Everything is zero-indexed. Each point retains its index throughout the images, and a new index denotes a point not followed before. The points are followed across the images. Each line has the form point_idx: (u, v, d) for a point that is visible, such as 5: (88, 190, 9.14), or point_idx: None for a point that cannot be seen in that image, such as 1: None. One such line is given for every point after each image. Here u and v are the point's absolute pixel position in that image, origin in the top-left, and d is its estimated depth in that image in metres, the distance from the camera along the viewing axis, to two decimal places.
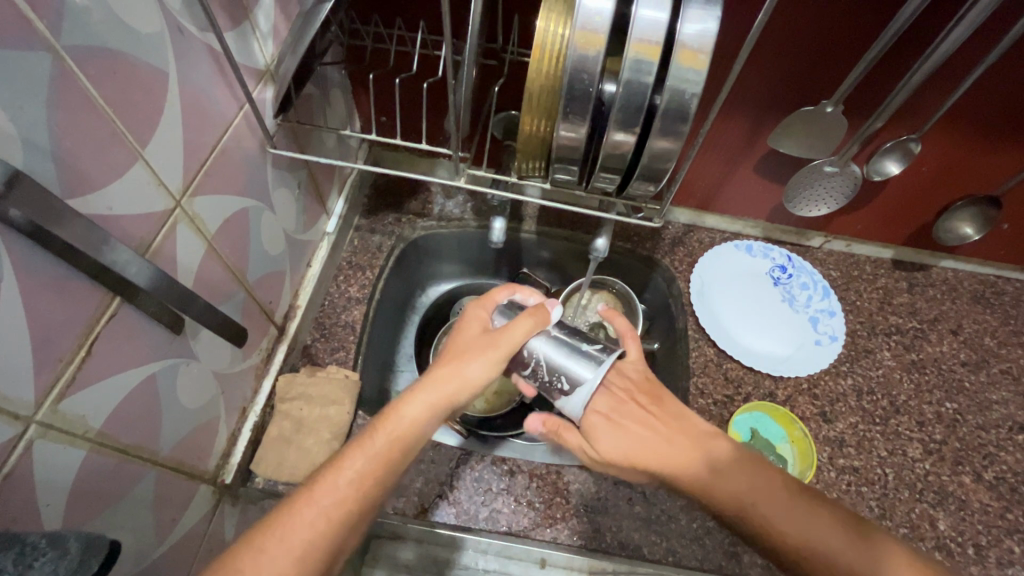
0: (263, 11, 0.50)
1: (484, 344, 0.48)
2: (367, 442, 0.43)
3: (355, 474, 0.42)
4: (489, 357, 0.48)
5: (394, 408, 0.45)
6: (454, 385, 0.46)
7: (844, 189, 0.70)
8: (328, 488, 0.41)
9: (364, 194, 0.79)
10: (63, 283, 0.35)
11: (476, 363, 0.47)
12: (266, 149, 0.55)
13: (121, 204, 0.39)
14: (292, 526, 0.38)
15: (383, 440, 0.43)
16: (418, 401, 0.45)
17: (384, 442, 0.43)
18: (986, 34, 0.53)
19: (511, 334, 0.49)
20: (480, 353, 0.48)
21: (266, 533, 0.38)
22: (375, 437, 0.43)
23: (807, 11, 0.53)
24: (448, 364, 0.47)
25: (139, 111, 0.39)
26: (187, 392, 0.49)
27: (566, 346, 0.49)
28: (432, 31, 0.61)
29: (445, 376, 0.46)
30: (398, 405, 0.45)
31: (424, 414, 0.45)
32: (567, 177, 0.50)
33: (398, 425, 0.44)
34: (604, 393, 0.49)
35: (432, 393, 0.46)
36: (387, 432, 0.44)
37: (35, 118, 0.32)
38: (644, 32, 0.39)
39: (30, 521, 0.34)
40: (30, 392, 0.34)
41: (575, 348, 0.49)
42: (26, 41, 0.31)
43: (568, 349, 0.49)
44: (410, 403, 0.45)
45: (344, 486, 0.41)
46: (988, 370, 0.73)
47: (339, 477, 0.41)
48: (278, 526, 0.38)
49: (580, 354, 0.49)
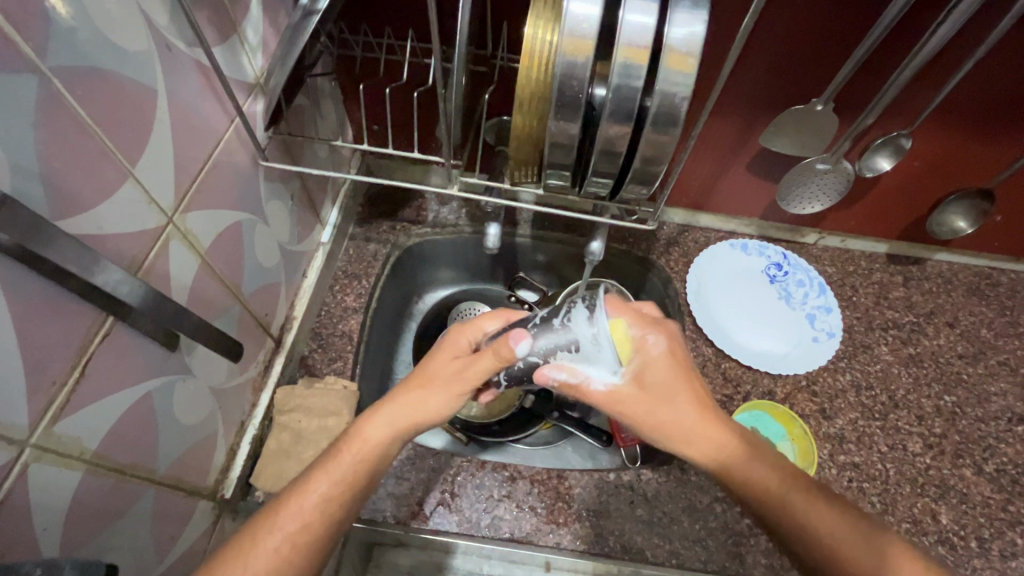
0: (251, 25, 0.50)
1: (450, 375, 0.48)
2: (333, 463, 0.45)
3: (318, 499, 0.43)
4: (449, 391, 0.47)
5: (358, 434, 0.46)
6: (415, 412, 0.47)
7: (837, 186, 0.70)
8: (291, 514, 0.42)
9: (358, 203, 0.79)
10: (55, 305, 0.34)
11: (440, 400, 0.47)
12: (257, 163, 0.55)
13: (112, 222, 0.38)
14: (252, 558, 0.40)
15: (343, 465, 0.45)
16: (382, 423, 0.46)
17: (353, 459, 0.45)
18: (971, 30, 0.53)
19: (474, 368, 0.47)
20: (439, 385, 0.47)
21: (227, 565, 0.40)
22: (340, 459, 0.45)
23: (794, 10, 0.53)
24: (411, 390, 0.48)
25: (128, 128, 0.39)
26: (184, 409, 0.49)
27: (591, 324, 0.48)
28: (422, 39, 0.61)
29: (402, 410, 0.47)
30: (361, 431, 0.46)
31: (382, 436, 0.46)
32: (561, 182, 0.50)
33: (363, 450, 0.46)
34: (672, 355, 0.49)
35: (395, 416, 0.47)
36: (348, 459, 0.45)
37: (22, 140, 0.32)
38: (632, 37, 0.39)
39: (27, 544, 0.34)
40: (24, 416, 0.33)
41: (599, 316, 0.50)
42: (12, 63, 0.30)
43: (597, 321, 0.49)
44: (372, 432, 0.46)
45: (310, 509, 0.43)
46: (985, 362, 0.73)
47: (304, 500, 0.43)
48: (241, 555, 0.40)
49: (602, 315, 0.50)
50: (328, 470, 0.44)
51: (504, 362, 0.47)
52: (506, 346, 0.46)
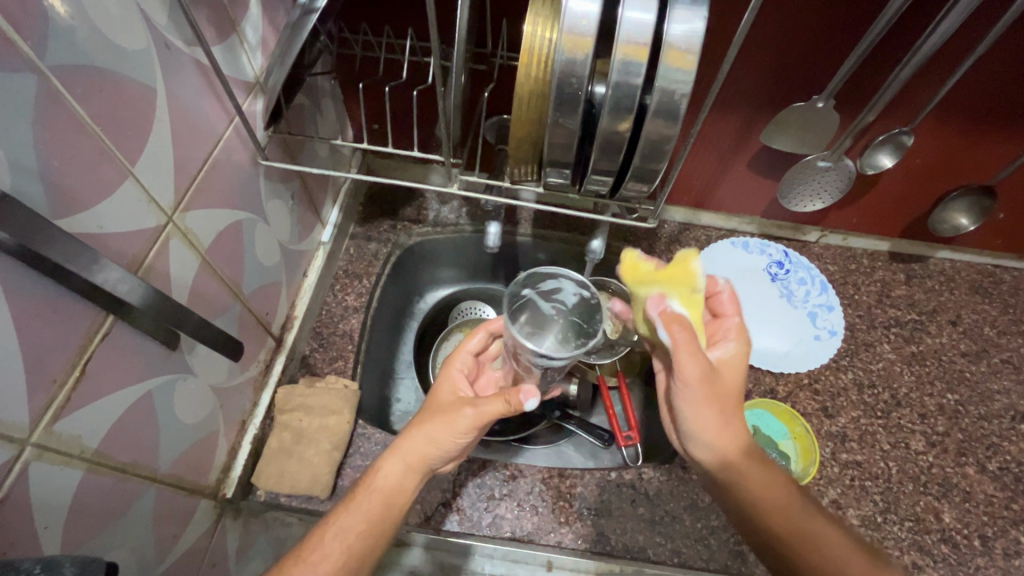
0: (250, 23, 0.50)
1: (452, 412, 0.46)
2: (353, 503, 0.45)
3: (340, 538, 0.44)
4: (452, 428, 0.45)
5: (373, 473, 0.46)
6: (425, 448, 0.46)
7: (838, 183, 0.70)
8: (317, 556, 0.43)
9: (358, 202, 0.79)
10: (55, 304, 0.35)
11: (443, 436, 0.45)
12: (257, 162, 0.55)
13: (111, 222, 0.38)
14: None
15: (364, 504, 0.45)
16: (391, 462, 0.46)
17: (369, 503, 0.45)
18: (972, 27, 0.53)
19: (479, 409, 0.45)
20: (443, 422, 0.46)
21: None
22: (358, 498, 0.45)
23: (795, 7, 0.53)
24: (415, 428, 0.47)
25: (127, 127, 0.39)
26: (184, 408, 0.49)
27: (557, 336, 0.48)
28: (421, 38, 0.61)
29: (408, 447, 0.46)
30: (375, 470, 0.46)
31: (398, 479, 0.46)
32: (560, 180, 0.50)
33: (377, 487, 0.46)
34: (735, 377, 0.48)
35: (403, 453, 0.46)
36: (368, 497, 0.45)
37: (21, 139, 0.32)
38: (631, 34, 0.39)
39: (27, 542, 0.34)
40: (24, 415, 0.33)
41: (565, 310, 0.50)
42: (11, 62, 0.30)
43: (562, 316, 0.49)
44: (383, 471, 0.46)
45: (334, 553, 0.43)
46: (988, 360, 0.73)
47: (328, 541, 0.44)
48: None
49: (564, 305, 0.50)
50: (347, 512, 0.45)
51: (511, 409, 0.45)
52: (514, 396, 0.44)
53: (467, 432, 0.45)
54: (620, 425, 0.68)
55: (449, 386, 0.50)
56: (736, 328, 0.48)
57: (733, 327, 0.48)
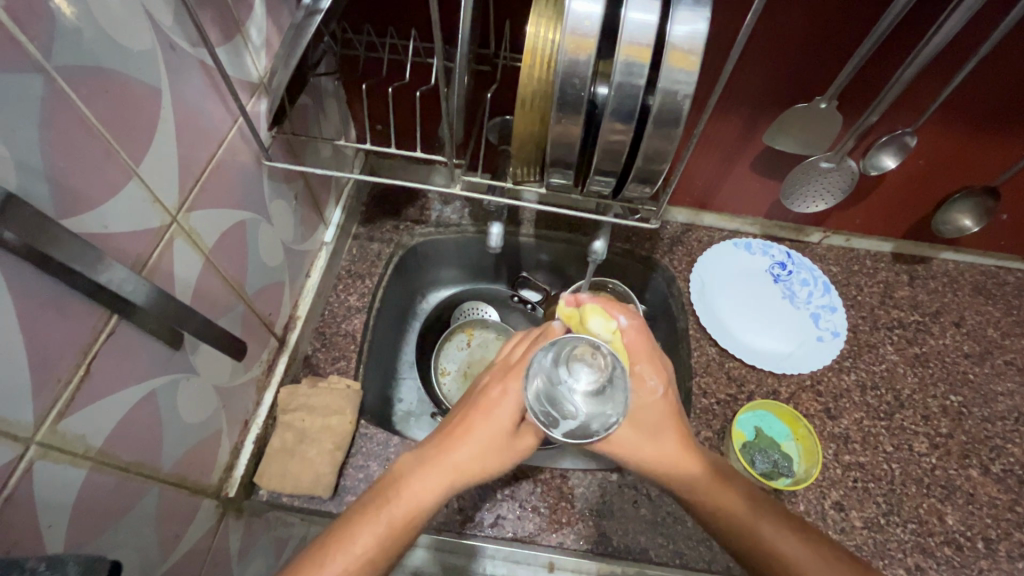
0: (254, 24, 0.51)
1: (504, 429, 0.47)
2: (381, 514, 0.42)
3: (363, 552, 0.41)
4: (501, 447, 0.47)
5: (409, 484, 0.44)
6: (471, 465, 0.45)
7: (841, 184, 0.69)
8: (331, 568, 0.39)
9: (361, 203, 0.79)
10: (61, 303, 0.35)
11: (489, 456, 0.46)
12: (261, 162, 0.55)
13: (116, 221, 0.39)
14: None
15: (392, 519, 0.42)
16: (433, 474, 0.45)
17: (393, 515, 0.42)
18: (975, 29, 0.53)
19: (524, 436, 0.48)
20: (505, 446, 0.47)
21: None
22: (389, 511, 0.43)
23: (799, 7, 0.53)
24: (466, 440, 0.46)
25: (131, 128, 0.39)
26: (188, 407, 0.49)
27: (593, 389, 0.45)
28: (424, 39, 0.61)
29: (455, 461, 0.45)
30: (411, 483, 0.44)
31: (438, 489, 0.44)
32: (562, 181, 0.50)
33: (413, 503, 0.43)
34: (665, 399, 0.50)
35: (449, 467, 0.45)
36: (397, 513, 0.43)
37: (27, 140, 0.32)
38: (634, 34, 0.39)
39: (32, 541, 0.34)
40: (28, 413, 0.34)
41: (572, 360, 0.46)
42: (17, 63, 0.31)
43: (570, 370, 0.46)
44: (423, 484, 0.44)
45: (348, 566, 0.40)
46: (992, 362, 0.73)
47: (348, 555, 0.40)
48: None
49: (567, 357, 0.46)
50: (365, 519, 0.42)
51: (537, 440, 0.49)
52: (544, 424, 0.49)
53: (517, 462, 0.48)
54: None
55: (520, 399, 0.48)
56: (655, 370, 0.52)
57: (652, 371, 0.52)
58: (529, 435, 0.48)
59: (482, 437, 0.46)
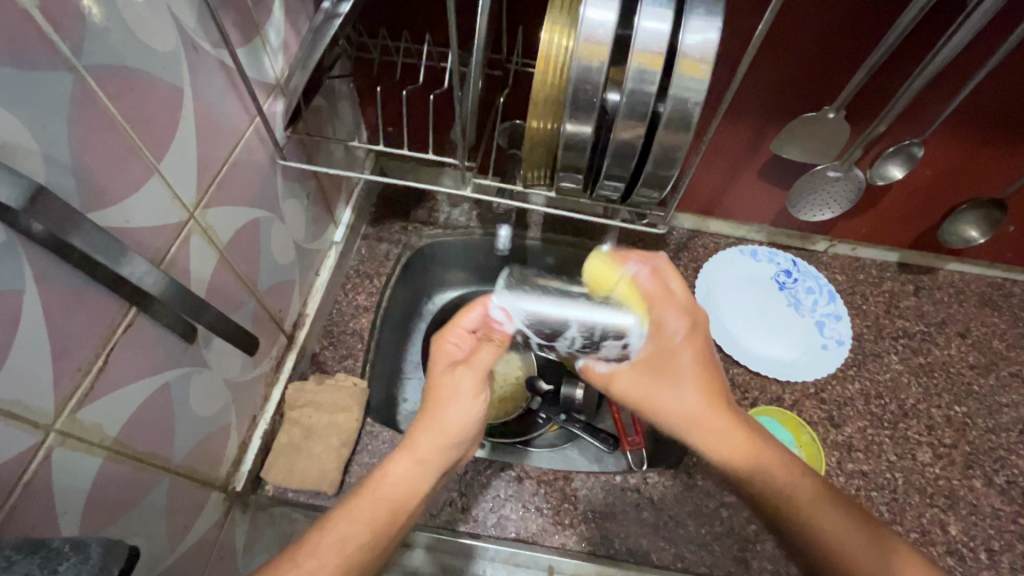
0: (273, 27, 0.52)
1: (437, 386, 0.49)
2: (360, 502, 0.43)
3: (339, 538, 0.41)
4: (438, 406, 0.48)
5: (383, 468, 0.45)
6: (426, 438, 0.47)
7: (848, 194, 0.71)
8: (311, 553, 0.39)
9: (371, 204, 0.81)
10: (82, 295, 0.36)
11: (431, 418, 0.48)
12: (276, 161, 0.57)
13: (137, 216, 0.39)
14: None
15: (378, 508, 0.43)
16: (403, 456, 0.46)
17: (375, 506, 0.43)
18: (983, 42, 0.54)
19: (467, 382, 0.49)
20: (458, 394, 0.48)
21: None
22: (365, 498, 0.44)
23: (808, 18, 0.54)
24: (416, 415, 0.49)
25: (155, 126, 0.40)
26: (199, 400, 0.50)
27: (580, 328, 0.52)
28: (439, 43, 0.62)
29: (411, 438, 0.47)
30: (385, 466, 0.46)
31: (412, 473, 0.46)
32: (572, 185, 0.51)
33: (386, 484, 0.45)
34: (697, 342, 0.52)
35: (411, 450, 0.46)
36: (382, 500, 0.44)
37: (56, 136, 0.33)
38: (646, 42, 0.39)
39: (48, 527, 0.35)
40: (49, 401, 0.34)
41: (599, 303, 0.52)
42: (49, 61, 0.32)
43: (593, 308, 0.52)
44: (395, 465, 0.46)
45: (330, 553, 0.40)
46: (997, 373, 0.73)
47: (328, 536, 0.41)
48: None
49: (630, 322, 0.51)
50: (349, 516, 0.42)
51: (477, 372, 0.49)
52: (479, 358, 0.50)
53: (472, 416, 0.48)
54: (626, 429, 0.69)
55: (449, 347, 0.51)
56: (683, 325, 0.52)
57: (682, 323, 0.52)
58: (469, 375, 0.49)
59: (435, 391, 0.49)
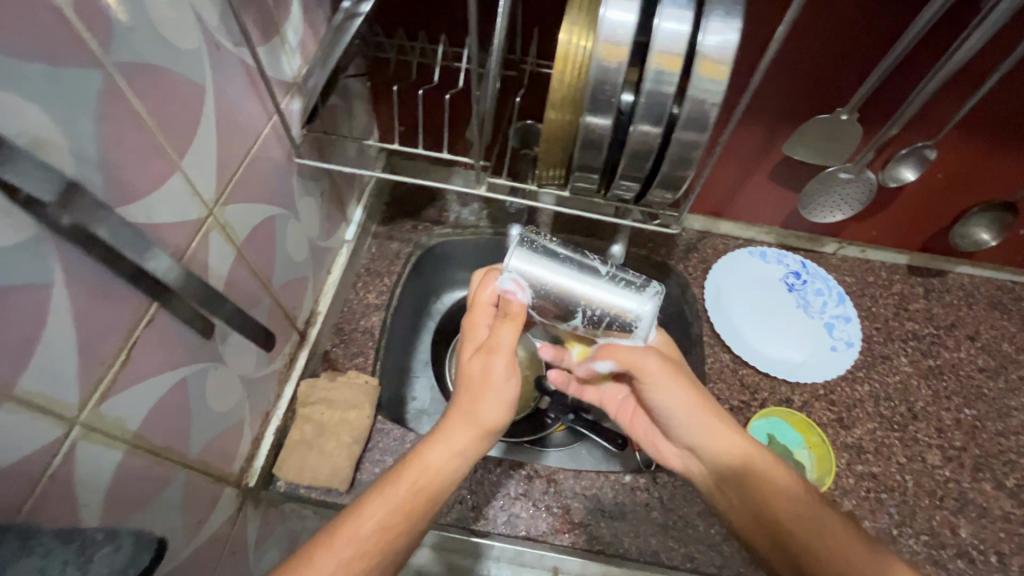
0: (292, 26, 0.52)
1: (469, 373, 0.46)
2: (391, 487, 0.41)
3: (375, 525, 0.40)
4: (473, 393, 0.45)
5: (416, 454, 0.43)
6: (461, 426, 0.44)
7: (860, 195, 0.70)
8: (346, 540, 0.38)
9: (382, 203, 0.81)
10: (107, 289, 0.36)
11: (464, 405, 0.45)
12: (292, 159, 0.57)
13: (160, 212, 0.40)
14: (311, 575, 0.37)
15: (410, 493, 0.41)
16: (441, 444, 0.43)
17: (408, 491, 0.41)
18: (998, 45, 0.54)
19: (496, 366, 0.45)
20: (491, 382, 0.45)
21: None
22: (398, 483, 0.42)
23: (823, 20, 0.54)
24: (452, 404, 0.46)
25: (178, 123, 0.41)
26: (215, 395, 0.50)
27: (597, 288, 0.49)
28: (453, 44, 0.63)
29: (448, 426, 0.45)
30: (419, 452, 0.43)
31: (447, 463, 0.43)
32: (587, 185, 0.51)
33: (423, 472, 0.42)
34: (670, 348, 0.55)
35: (450, 437, 0.44)
36: (415, 486, 0.42)
37: (83, 132, 0.33)
38: (665, 44, 0.40)
39: (72, 519, 0.35)
40: (74, 394, 0.35)
41: (617, 282, 0.48)
42: (78, 59, 0.32)
43: (607, 287, 0.48)
44: (431, 452, 0.43)
45: (364, 536, 0.39)
46: (1006, 377, 0.73)
47: (359, 524, 0.39)
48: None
49: (646, 309, 0.47)
50: (382, 499, 0.41)
51: (499, 355, 0.45)
52: (500, 339, 0.46)
53: (505, 400, 0.45)
54: None
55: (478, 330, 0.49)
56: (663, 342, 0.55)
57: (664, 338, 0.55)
58: (496, 360, 0.45)
59: (469, 377, 0.46)
